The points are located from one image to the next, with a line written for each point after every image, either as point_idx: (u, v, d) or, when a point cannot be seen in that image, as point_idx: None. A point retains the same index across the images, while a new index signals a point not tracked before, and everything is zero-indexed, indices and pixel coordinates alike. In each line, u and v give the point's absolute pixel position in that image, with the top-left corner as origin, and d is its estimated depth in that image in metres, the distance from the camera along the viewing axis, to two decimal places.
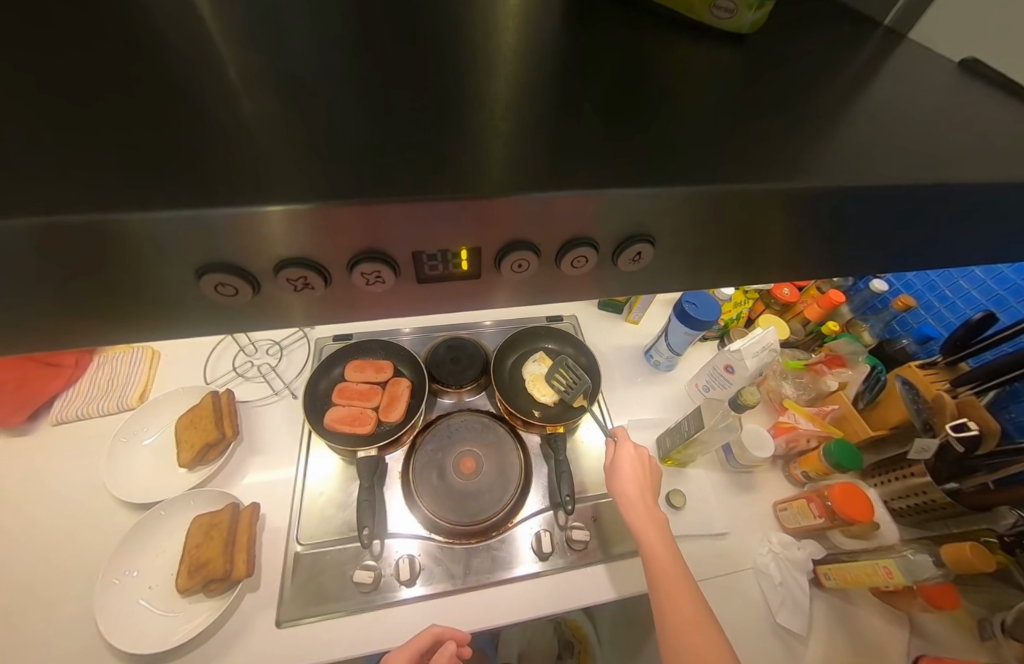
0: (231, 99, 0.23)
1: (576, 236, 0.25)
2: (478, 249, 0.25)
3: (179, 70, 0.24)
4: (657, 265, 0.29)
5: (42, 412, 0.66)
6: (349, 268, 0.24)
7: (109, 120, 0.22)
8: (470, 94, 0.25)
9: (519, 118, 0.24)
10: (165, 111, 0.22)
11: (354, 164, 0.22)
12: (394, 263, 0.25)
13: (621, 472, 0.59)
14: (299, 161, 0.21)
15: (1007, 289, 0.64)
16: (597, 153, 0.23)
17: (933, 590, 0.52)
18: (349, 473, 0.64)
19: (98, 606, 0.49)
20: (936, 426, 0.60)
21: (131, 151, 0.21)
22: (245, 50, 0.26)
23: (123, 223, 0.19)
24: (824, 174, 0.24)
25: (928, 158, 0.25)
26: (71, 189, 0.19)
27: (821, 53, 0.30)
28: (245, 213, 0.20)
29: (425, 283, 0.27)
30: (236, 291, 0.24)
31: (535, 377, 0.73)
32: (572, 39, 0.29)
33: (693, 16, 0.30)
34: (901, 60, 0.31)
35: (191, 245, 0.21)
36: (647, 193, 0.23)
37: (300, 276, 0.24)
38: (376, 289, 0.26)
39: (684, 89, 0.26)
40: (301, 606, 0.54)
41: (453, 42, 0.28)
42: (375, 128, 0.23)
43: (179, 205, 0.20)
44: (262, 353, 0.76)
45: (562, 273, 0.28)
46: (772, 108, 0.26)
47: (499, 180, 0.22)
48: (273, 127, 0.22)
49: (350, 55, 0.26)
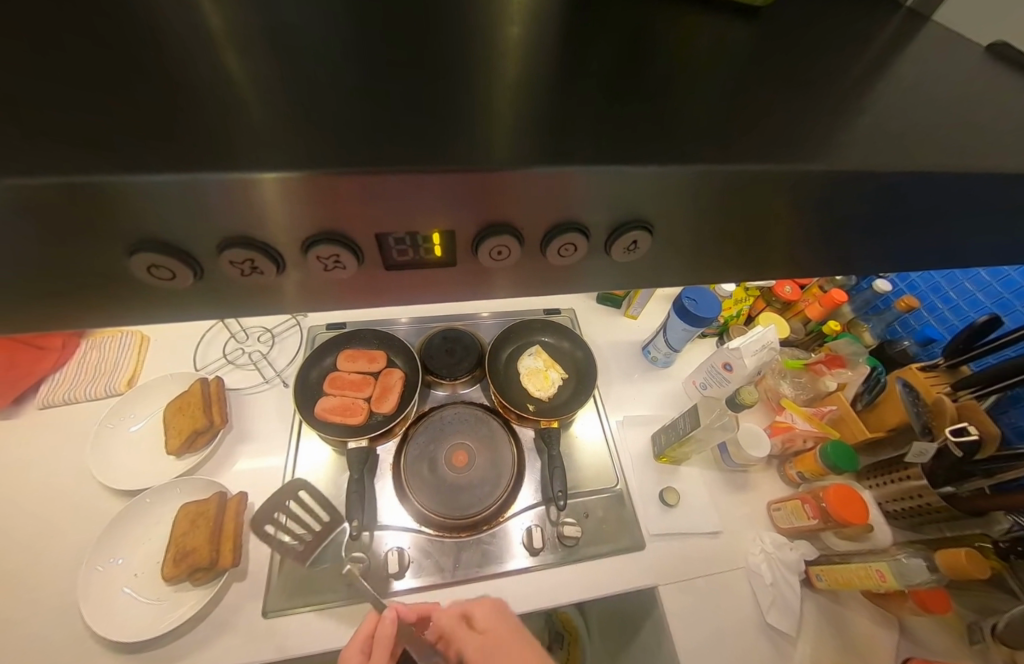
0: (212, 62, 0.22)
1: (565, 219, 0.24)
2: (452, 232, 0.23)
3: (155, 32, 0.22)
4: (652, 253, 0.27)
5: (29, 396, 0.65)
6: (303, 250, 0.22)
7: (78, 83, 0.20)
8: (466, 66, 0.23)
9: (521, 91, 0.22)
10: (143, 71, 0.21)
11: (361, 133, 0.20)
12: (355, 245, 0.23)
13: (486, 642, 0.45)
14: (301, 130, 0.20)
15: (1012, 292, 0.62)
16: (604, 128, 0.22)
17: (925, 595, 0.52)
18: (285, 488, 0.55)
19: (82, 593, 0.49)
20: (935, 430, 0.59)
21: (105, 113, 0.19)
22: (230, 10, 0.24)
23: (120, 187, 0.18)
24: (844, 159, 0.22)
25: (951, 145, 0.24)
26: (42, 152, 0.18)
27: (841, 31, 0.28)
28: (249, 180, 0.19)
29: (391, 270, 0.25)
30: (172, 274, 0.22)
31: (530, 373, 0.72)
32: (576, 9, 0.27)
33: None
34: (925, 42, 0.29)
35: (188, 217, 0.20)
36: (657, 172, 0.21)
37: (246, 259, 0.22)
38: (337, 274, 0.24)
39: (693, 65, 0.25)
40: (288, 597, 0.53)
41: (451, 9, 0.26)
42: (370, 95, 0.22)
43: (184, 170, 0.18)
44: (253, 340, 0.74)
45: (548, 261, 0.26)
46: (790, 88, 0.24)
47: (510, 151, 0.20)
48: (259, 91, 0.21)
49: (339, 19, 0.25)
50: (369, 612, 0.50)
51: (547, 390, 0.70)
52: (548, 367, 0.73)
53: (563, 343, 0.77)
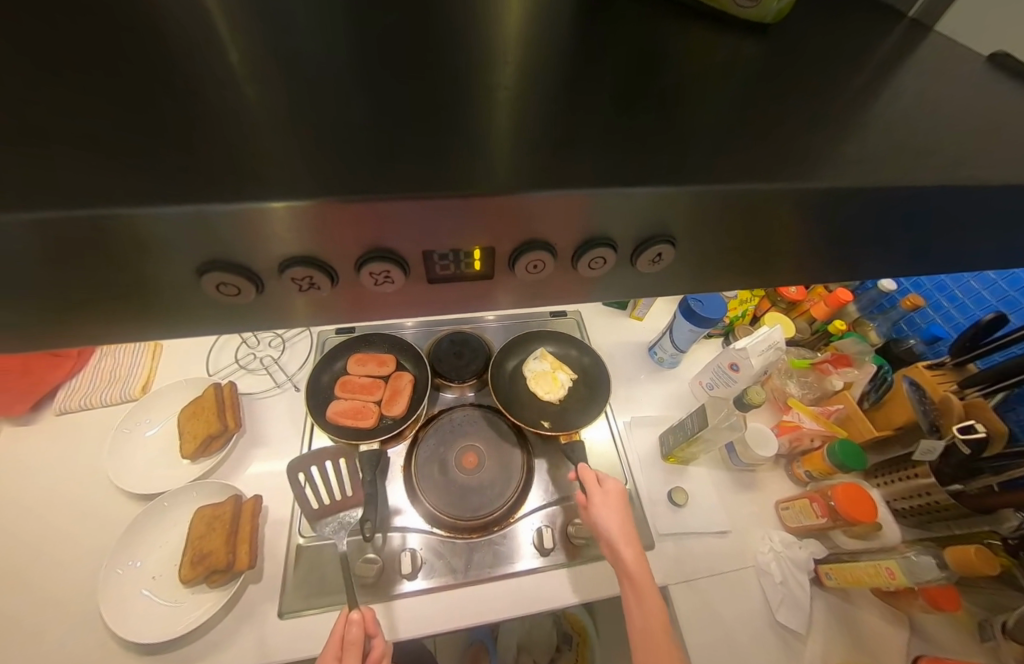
0: (230, 84, 0.22)
1: (593, 236, 0.24)
2: (492, 249, 0.24)
3: (175, 53, 0.23)
4: (675, 267, 0.28)
5: (45, 402, 0.66)
6: (357, 267, 0.24)
7: (104, 107, 0.21)
8: (481, 84, 0.24)
9: (533, 109, 0.23)
10: (164, 92, 0.22)
11: (371, 155, 0.21)
12: (404, 262, 0.24)
13: (607, 499, 0.55)
14: (311, 156, 0.20)
15: (1018, 290, 0.63)
16: (608, 142, 0.23)
17: (933, 591, 0.52)
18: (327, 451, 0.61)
19: (101, 595, 0.50)
20: (942, 428, 0.59)
21: (129, 138, 0.20)
22: (249, 33, 0.25)
23: (131, 217, 0.19)
24: (846, 172, 0.23)
25: (952, 156, 0.24)
26: (72, 178, 0.18)
27: (842, 43, 0.28)
28: (259, 209, 0.19)
29: (434, 284, 0.26)
30: (238, 289, 0.23)
31: (536, 376, 0.72)
32: (586, 25, 0.28)
33: (714, 6, 0.28)
34: (926, 52, 0.30)
35: (197, 243, 0.21)
36: (663, 192, 0.22)
37: (306, 276, 0.23)
38: (385, 289, 0.25)
39: (700, 80, 0.26)
40: (303, 598, 0.54)
41: (461, 27, 0.26)
42: (382, 116, 0.22)
43: (186, 202, 0.19)
44: (264, 345, 0.76)
45: (577, 273, 0.27)
46: (794, 101, 0.25)
47: (514, 173, 0.21)
48: (277, 114, 0.22)
49: (350, 40, 0.25)
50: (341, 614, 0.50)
51: (556, 394, 0.71)
52: (556, 369, 0.73)
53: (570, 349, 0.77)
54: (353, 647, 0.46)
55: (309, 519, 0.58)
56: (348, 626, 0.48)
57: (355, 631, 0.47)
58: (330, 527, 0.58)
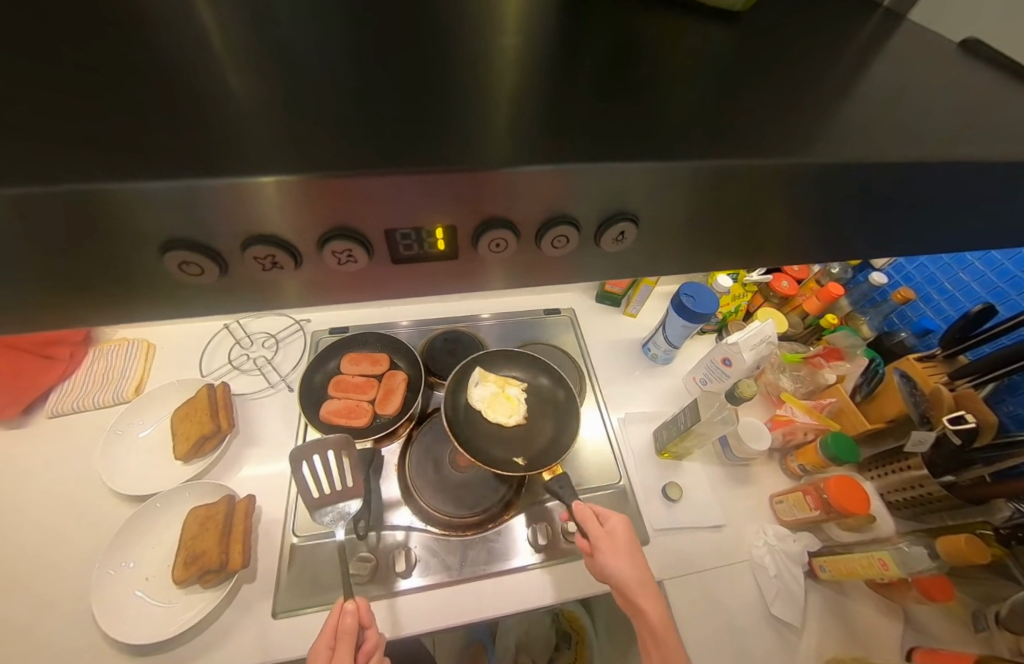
0: (214, 71, 0.22)
1: (553, 213, 0.24)
2: (454, 227, 0.23)
3: (149, 41, 0.23)
4: (641, 244, 0.27)
5: (37, 405, 0.66)
6: (319, 246, 0.23)
7: (74, 91, 0.20)
8: (471, 71, 0.24)
9: (531, 91, 0.23)
10: (137, 79, 0.21)
11: (361, 131, 0.21)
12: (367, 242, 0.23)
13: (615, 545, 0.52)
14: (301, 133, 0.20)
15: (1007, 281, 0.63)
16: (597, 122, 0.23)
17: (926, 581, 0.53)
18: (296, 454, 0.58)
19: (95, 595, 0.50)
20: (933, 419, 0.59)
21: (98, 121, 0.20)
22: (235, 23, 0.25)
23: (121, 193, 0.18)
24: (821, 155, 0.23)
25: (928, 138, 0.25)
26: (52, 159, 0.18)
27: (819, 31, 0.29)
28: (247, 185, 0.19)
29: (400, 266, 0.25)
30: (201, 269, 0.22)
31: (490, 402, 0.66)
32: (564, 15, 0.28)
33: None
34: (902, 40, 0.30)
35: (185, 223, 0.20)
36: (650, 169, 0.22)
37: (268, 256, 0.22)
38: (350, 269, 0.24)
39: (677, 67, 0.26)
40: (298, 597, 0.54)
41: (439, 16, 0.27)
42: (370, 97, 0.22)
43: (176, 178, 0.19)
44: (258, 346, 0.76)
45: (543, 254, 0.26)
46: (769, 85, 0.25)
47: (505, 151, 0.21)
48: (250, 98, 0.21)
49: (330, 27, 0.25)
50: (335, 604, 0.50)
51: (517, 413, 0.65)
52: (504, 387, 0.67)
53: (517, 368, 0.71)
54: (348, 636, 0.46)
55: (310, 506, 0.56)
56: (344, 617, 0.47)
57: (351, 619, 0.47)
58: (330, 516, 0.56)
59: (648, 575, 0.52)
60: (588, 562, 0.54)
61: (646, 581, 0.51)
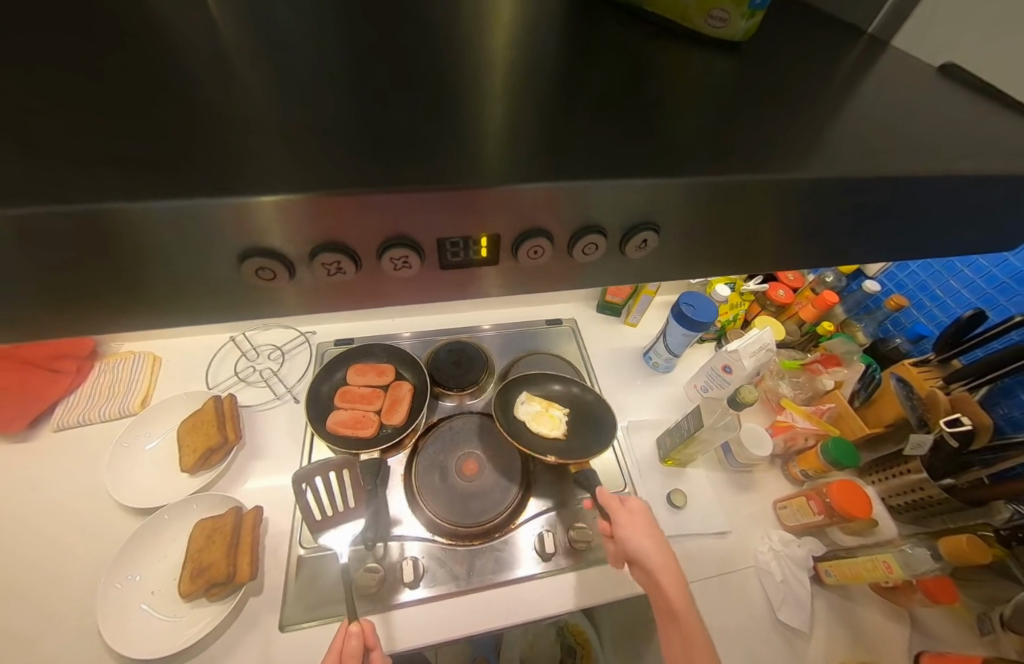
0: (238, 92, 0.23)
1: (586, 223, 0.25)
2: (498, 237, 0.24)
3: (183, 63, 0.24)
4: (663, 252, 0.29)
5: (42, 419, 0.66)
6: (377, 254, 0.24)
7: (114, 111, 0.21)
8: (464, 90, 0.25)
9: (509, 112, 0.24)
10: (175, 99, 0.22)
11: (358, 145, 0.22)
12: (420, 248, 0.24)
13: (637, 523, 0.52)
14: (323, 152, 0.21)
15: (995, 287, 0.65)
16: (604, 142, 0.24)
17: (932, 585, 0.53)
18: (297, 478, 0.59)
19: (101, 610, 0.49)
20: (930, 422, 0.61)
21: (136, 137, 0.20)
22: (262, 46, 0.26)
23: (132, 212, 0.19)
24: (817, 171, 0.25)
25: (916, 154, 0.26)
26: (95, 176, 0.19)
27: (809, 58, 0.31)
28: (247, 204, 0.20)
29: (447, 271, 0.27)
30: (274, 275, 0.24)
31: (535, 417, 0.69)
32: (574, 41, 0.30)
33: (690, 26, 0.31)
34: (885, 65, 0.32)
35: (196, 240, 0.21)
36: (648, 184, 0.23)
37: (334, 261, 0.24)
38: (404, 274, 0.26)
39: (679, 90, 0.28)
40: (304, 610, 0.53)
41: (456, 41, 0.28)
42: (368, 116, 0.23)
43: (178, 198, 0.19)
44: (264, 358, 0.76)
45: (573, 260, 0.28)
46: (765, 108, 0.27)
47: (500, 168, 0.22)
48: (276, 114, 0.22)
49: (347, 52, 0.27)
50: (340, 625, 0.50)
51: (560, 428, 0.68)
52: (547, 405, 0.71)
53: (555, 385, 0.73)
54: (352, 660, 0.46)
55: (312, 528, 0.57)
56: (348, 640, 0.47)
57: (357, 641, 0.47)
58: (334, 537, 0.57)
59: (676, 557, 0.51)
60: (609, 545, 0.57)
61: (668, 559, 0.49)
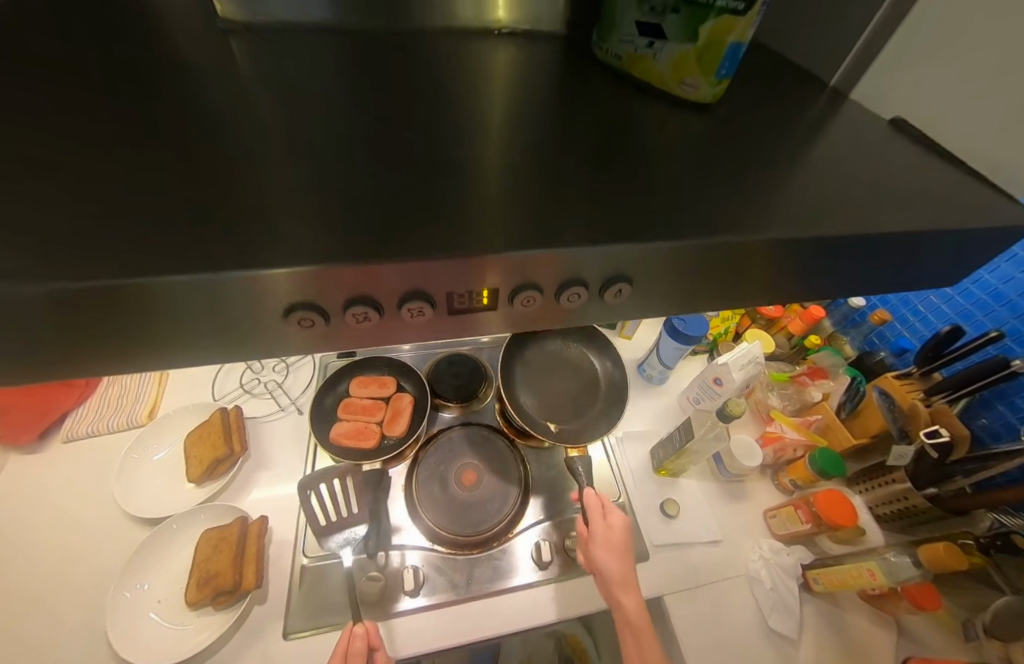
0: (262, 159, 0.26)
1: (573, 276, 0.27)
2: (497, 289, 0.27)
3: (217, 128, 0.27)
4: (641, 298, 0.31)
5: (52, 431, 0.68)
6: (399, 306, 0.26)
7: (158, 174, 0.24)
8: (468, 157, 0.28)
9: (505, 177, 0.27)
10: (209, 161, 0.25)
11: (371, 208, 0.25)
12: (433, 300, 0.27)
13: (609, 542, 0.55)
14: (345, 223, 0.24)
15: (973, 303, 0.68)
16: (592, 198, 0.27)
17: (916, 591, 0.55)
18: (302, 485, 0.61)
19: (110, 618, 0.50)
20: (912, 433, 0.64)
21: (178, 200, 0.23)
22: (284, 109, 0.29)
23: (156, 285, 0.21)
24: (784, 220, 0.27)
25: (872, 202, 0.29)
26: (144, 239, 0.22)
27: (774, 113, 0.34)
28: (259, 276, 0.22)
29: (456, 315, 0.29)
30: (313, 323, 0.26)
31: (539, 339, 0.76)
32: (562, 101, 0.33)
33: (665, 90, 0.34)
34: (843, 119, 0.36)
35: (211, 302, 0.23)
36: (640, 249, 0.26)
37: (362, 313, 0.26)
38: (418, 320, 0.28)
39: (656, 145, 0.31)
40: (307, 617, 0.55)
41: (458, 103, 0.32)
42: (386, 184, 0.26)
43: (196, 271, 0.21)
44: (268, 370, 0.78)
45: (559, 307, 0.30)
46: (734, 161, 0.30)
47: (490, 239, 0.24)
48: (302, 174, 0.26)
49: (360, 116, 0.30)
50: (345, 627, 0.52)
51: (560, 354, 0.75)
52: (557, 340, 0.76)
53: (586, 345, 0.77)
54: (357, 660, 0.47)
55: (318, 533, 0.59)
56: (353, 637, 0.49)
57: (360, 640, 0.49)
58: (339, 542, 0.59)
59: (637, 578, 0.54)
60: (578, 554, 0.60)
61: (632, 581, 0.53)
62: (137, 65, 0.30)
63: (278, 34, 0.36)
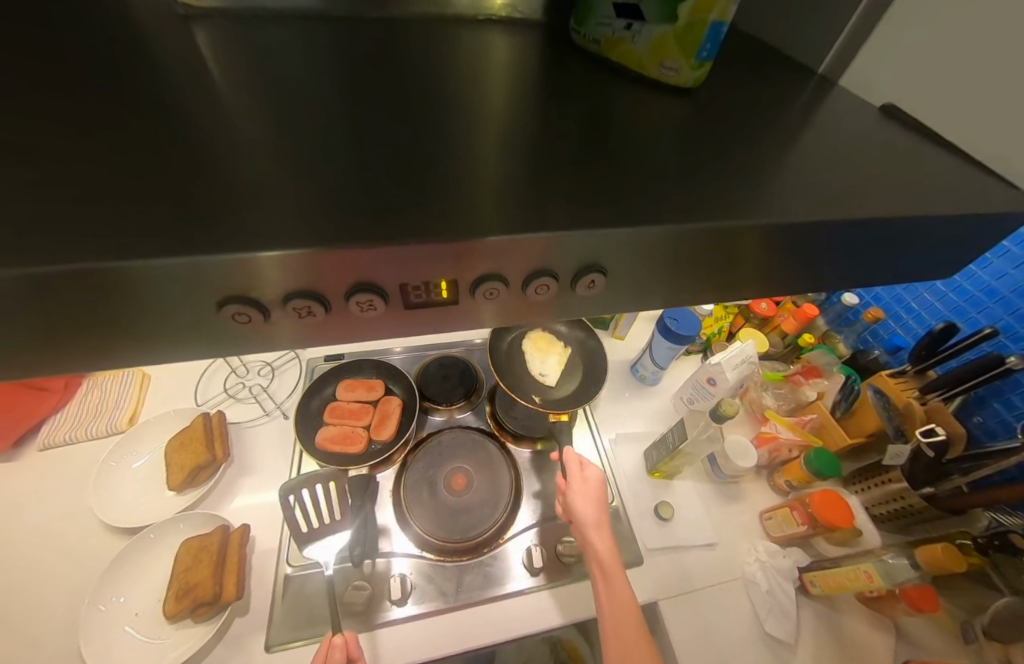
0: (229, 145, 0.25)
1: (538, 268, 0.26)
2: (455, 281, 0.25)
3: (181, 113, 0.26)
4: (613, 289, 0.30)
5: (28, 438, 0.66)
6: (346, 298, 0.25)
7: (112, 160, 0.23)
8: (455, 141, 0.27)
9: (502, 162, 0.26)
10: (169, 146, 0.24)
11: (357, 192, 0.23)
12: (385, 293, 0.25)
13: (585, 487, 0.57)
14: (333, 205, 0.23)
15: (966, 300, 0.67)
16: (586, 185, 0.26)
17: (913, 593, 0.54)
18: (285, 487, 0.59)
19: (82, 634, 0.48)
20: (907, 432, 0.63)
21: (134, 186, 0.22)
22: (253, 94, 0.28)
23: (132, 270, 0.20)
24: (774, 209, 0.26)
25: (865, 191, 0.28)
26: (93, 226, 0.20)
27: (763, 102, 0.33)
28: (249, 258, 0.21)
29: (411, 310, 0.28)
30: (250, 319, 0.25)
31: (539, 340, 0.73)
32: (546, 89, 0.32)
33: (643, 71, 0.33)
34: (834, 108, 0.35)
35: (201, 285, 0.22)
36: (621, 234, 0.25)
37: (304, 306, 0.24)
38: (370, 315, 0.27)
39: (641, 133, 0.30)
40: (290, 629, 0.53)
41: (438, 89, 0.30)
42: (377, 169, 0.25)
43: (184, 254, 0.20)
44: (253, 374, 0.76)
45: (527, 299, 0.28)
46: (723, 149, 0.29)
47: (490, 222, 0.23)
48: (272, 160, 0.24)
49: (337, 101, 0.28)
50: (323, 639, 0.50)
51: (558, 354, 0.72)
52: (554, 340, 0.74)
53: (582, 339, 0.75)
54: None
55: (300, 540, 0.57)
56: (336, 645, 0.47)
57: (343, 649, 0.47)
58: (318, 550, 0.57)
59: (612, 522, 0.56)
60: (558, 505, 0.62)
61: (605, 522, 0.55)
62: (97, 50, 0.29)
63: (252, 21, 0.34)
